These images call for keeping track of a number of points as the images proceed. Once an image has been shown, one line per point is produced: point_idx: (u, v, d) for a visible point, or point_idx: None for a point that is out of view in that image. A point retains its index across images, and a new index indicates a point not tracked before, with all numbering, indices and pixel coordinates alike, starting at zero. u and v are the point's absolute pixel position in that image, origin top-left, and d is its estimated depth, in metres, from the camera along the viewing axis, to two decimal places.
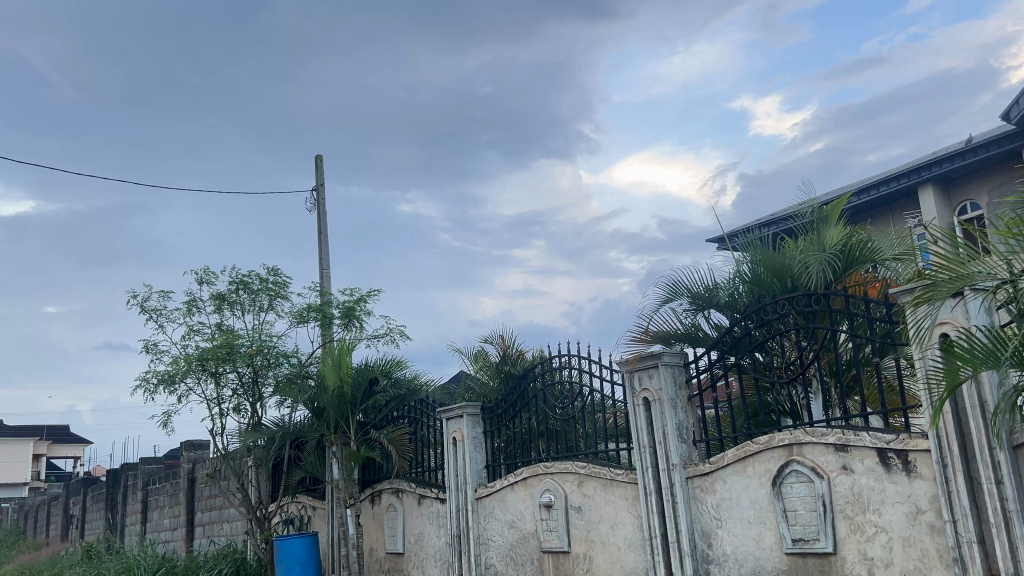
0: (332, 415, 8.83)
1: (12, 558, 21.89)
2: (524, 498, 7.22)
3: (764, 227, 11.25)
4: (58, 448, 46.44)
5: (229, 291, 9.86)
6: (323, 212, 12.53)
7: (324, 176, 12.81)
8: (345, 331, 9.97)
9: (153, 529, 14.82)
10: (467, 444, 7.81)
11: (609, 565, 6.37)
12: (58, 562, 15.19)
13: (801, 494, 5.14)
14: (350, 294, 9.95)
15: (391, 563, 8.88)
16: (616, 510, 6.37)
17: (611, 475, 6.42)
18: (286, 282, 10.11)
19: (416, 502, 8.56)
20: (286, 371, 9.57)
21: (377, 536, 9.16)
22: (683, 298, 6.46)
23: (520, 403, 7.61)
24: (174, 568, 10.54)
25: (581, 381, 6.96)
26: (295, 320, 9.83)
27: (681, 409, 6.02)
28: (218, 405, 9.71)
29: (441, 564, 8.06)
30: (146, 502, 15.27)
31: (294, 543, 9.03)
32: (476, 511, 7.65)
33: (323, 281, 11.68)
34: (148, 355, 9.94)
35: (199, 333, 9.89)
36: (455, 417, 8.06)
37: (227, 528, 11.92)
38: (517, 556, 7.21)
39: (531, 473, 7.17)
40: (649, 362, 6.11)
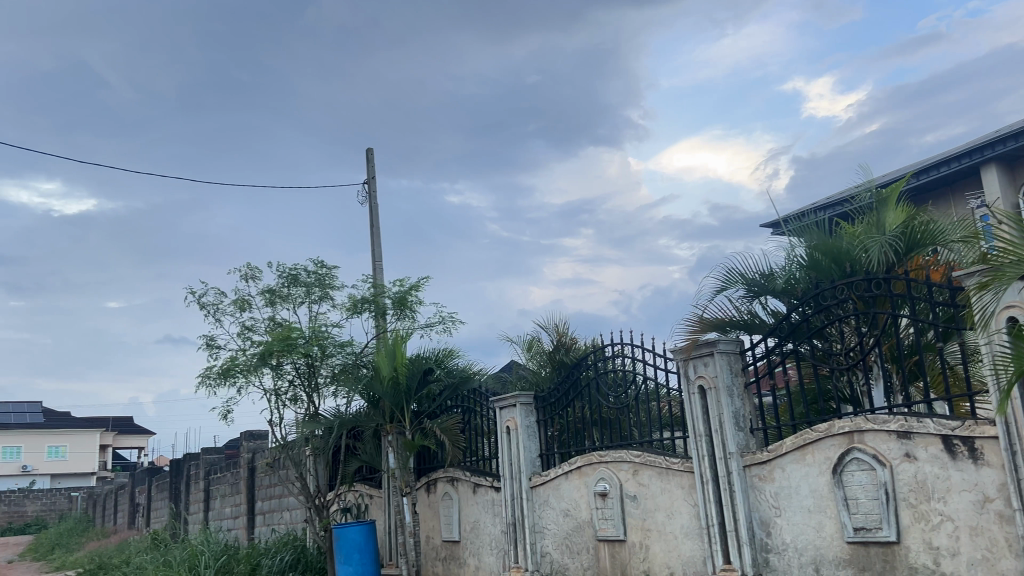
0: (387, 405, 8.95)
1: (80, 546, 22.63)
2: (579, 487, 7.22)
3: (820, 211, 11.04)
4: (123, 439, 47.81)
5: (281, 285, 10.03)
6: (375, 204, 12.66)
7: (375, 169, 12.94)
8: (398, 321, 10.07)
9: (215, 517, 15.18)
10: (521, 434, 7.83)
11: (666, 554, 6.33)
12: (126, 550, 15.66)
13: (863, 482, 5.05)
14: (401, 284, 10.02)
15: (447, 551, 8.97)
16: (672, 498, 6.33)
17: (667, 463, 6.38)
18: (336, 275, 10.23)
19: (471, 490, 8.62)
20: (341, 361, 9.70)
21: (433, 524, 9.25)
22: (738, 285, 6.36)
23: (573, 392, 7.59)
24: (237, 556, 10.78)
25: (635, 369, 6.91)
26: (348, 311, 9.95)
27: (737, 397, 5.95)
28: (276, 396, 9.89)
29: (497, 552, 8.11)
30: (208, 492, 15.65)
31: (352, 530, 9.17)
32: (531, 499, 7.67)
33: (375, 273, 11.81)
34: (207, 350, 10.17)
35: (254, 327, 10.07)
36: (508, 406, 8.08)
37: (288, 516, 12.14)
38: (572, 544, 7.21)
39: (585, 462, 7.17)
40: (704, 350, 6.06)
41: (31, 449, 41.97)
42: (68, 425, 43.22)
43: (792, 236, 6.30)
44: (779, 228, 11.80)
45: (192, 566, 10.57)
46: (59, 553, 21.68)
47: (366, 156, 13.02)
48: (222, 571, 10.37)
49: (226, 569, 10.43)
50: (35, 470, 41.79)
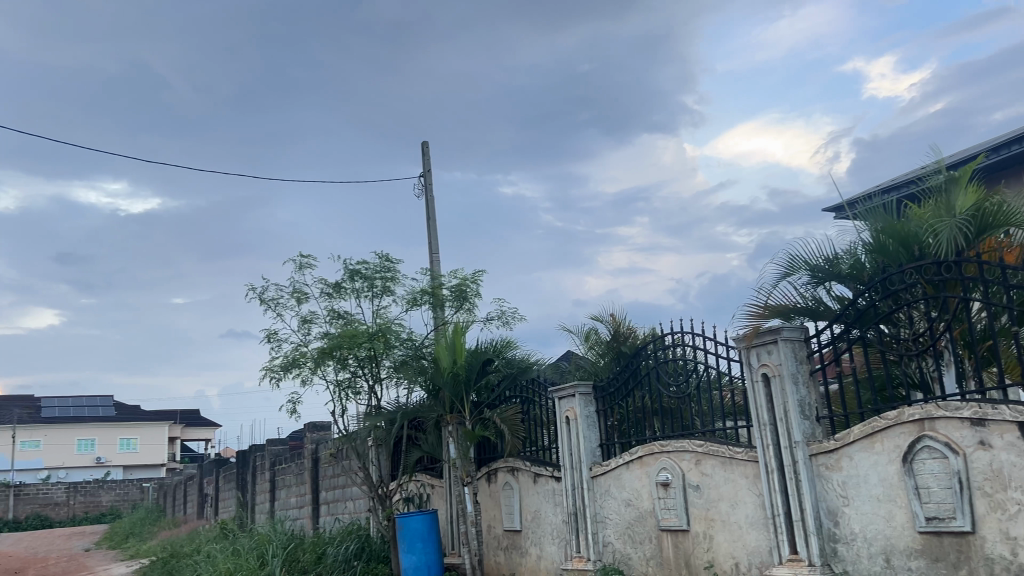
0: (447, 396, 9.02)
1: (154, 534, 23.36)
2: (640, 476, 7.18)
3: (886, 193, 10.78)
4: (191, 430, 49.10)
5: (343, 279, 10.18)
6: (431, 196, 12.75)
7: (431, 162, 13.02)
8: (457, 313, 10.13)
9: (281, 507, 15.51)
10: (581, 424, 7.81)
11: (731, 544, 6.26)
12: (196, 539, 16.10)
13: (935, 471, 4.92)
14: (459, 277, 10.07)
15: (509, 540, 9.01)
16: (736, 488, 6.26)
17: (731, 453, 6.31)
18: (397, 268, 10.32)
19: (532, 480, 8.64)
20: (402, 353, 9.80)
21: (495, 513, 9.29)
22: (802, 271, 6.24)
23: (633, 382, 7.53)
24: (303, 545, 11.01)
25: (696, 357, 6.83)
26: (408, 304, 10.05)
27: (803, 384, 5.85)
28: (339, 389, 10.05)
29: (559, 542, 8.11)
30: (274, 482, 15.98)
31: (415, 520, 9.27)
32: (592, 489, 7.66)
33: (433, 266, 11.89)
34: (270, 344, 10.37)
35: (315, 320, 10.24)
36: (567, 396, 8.06)
37: (351, 505, 12.33)
38: (635, 534, 7.18)
39: (646, 452, 7.12)
40: (767, 337, 5.96)
41: (104, 442, 43.36)
42: (139, 418, 44.57)
43: (857, 220, 6.16)
44: (843, 212, 11.55)
45: (260, 554, 10.84)
46: (134, 542, 22.42)
47: (421, 149, 13.11)
48: (289, 560, 10.59)
49: (293, 558, 10.65)
50: (109, 461, 43.21)
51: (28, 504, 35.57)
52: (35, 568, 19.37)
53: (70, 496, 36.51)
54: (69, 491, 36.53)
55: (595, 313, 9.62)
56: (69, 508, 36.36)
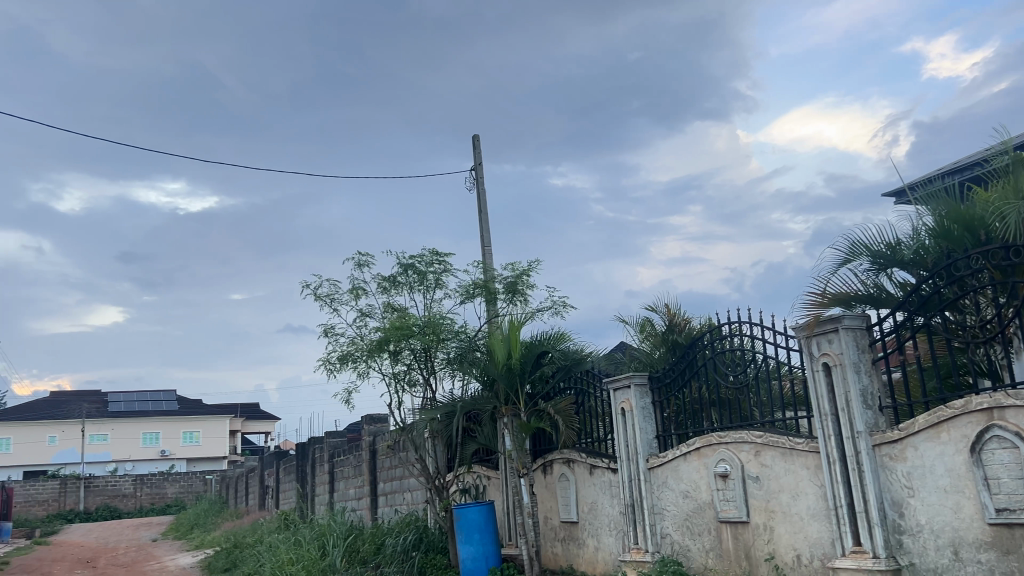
0: (502, 387, 9.06)
1: (218, 525, 23.92)
2: (698, 468, 7.12)
3: (948, 176, 10.50)
4: (251, 424, 50.07)
5: (397, 273, 10.28)
6: (483, 190, 12.79)
7: (481, 155, 13.05)
8: (510, 305, 10.15)
9: (340, 498, 15.75)
10: (637, 415, 7.77)
11: (793, 536, 6.18)
12: (258, 530, 16.43)
13: (1005, 461, 4.78)
14: (512, 269, 10.09)
15: (566, 532, 9.02)
16: (797, 479, 6.17)
17: (791, 443, 6.22)
18: (450, 262, 10.38)
19: (588, 472, 8.64)
20: (457, 346, 9.88)
21: (551, 504, 9.31)
22: (863, 257, 6.10)
23: (690, 372, 7.46)
24: (363, 535, 11.18)
25: (753, 347, 6.75)
26: (461, 298, 10.11)
27: (865, 373, 5.74)
28: (395, 381, 10.18)
29: (616, 533, 8.10)
30: (333, 473, 16.24)
31: (472, 511, 9.35)
32: (649, 481, 7.62)
33: (485, 259, 11.93)
34: (327, 338, 10.54)
35: (370, 314, 10.37)
36: (622, 387, 8.02)
37: (409, 497, 12.46)
38: (693, 525, 7.13)
39: (704, 443, 7.06)
40: (828, 326, 5.85)
41: (168, 435, 44.51)
42: (201, 412, 45.63)
43: (918, 204, 6.00)
44: (904, 196, 11.27)
45: (321, 545, 11.05)
46: (197, 533, 22.99)
47: (472, 142, 13.14)
48: (349, 550, 10.79)
49: (353, 548, 10.83)
50: (173, 454, 44.34)
51: (97, 495, 36.78)
52: (106, 558, 19.99)
53: (137, 488, 37.63)
54: (136, 483, 37.61)
55: (649, 304, 9.53)
56: (137, 499, 37.50)
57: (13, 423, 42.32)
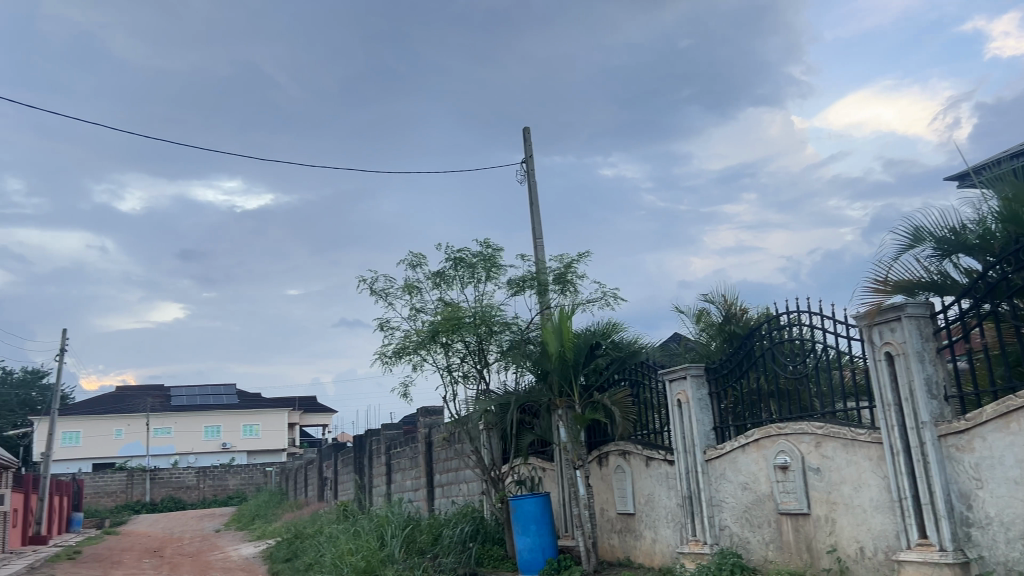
0: (556, 379, 9.07)
1: (279, 515, 24.43)
2: (757, 460, 7.04)
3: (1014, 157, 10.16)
4: (309, 417, 50.93)
5: (448, 268, 10.35)
6: (535, 182, 12.78)
7: (532, 147, 13.03)
8: (561, 297, 10.14)
9: (397, 489, 15.95)
10: (693, 407, 7.71)
11: (855, 528, 6.08)
12: (318, 520, 16.74)
13: None
14: (562, 260, 10.08)
15: (623, 524, 8.99)
16: (860, 470, 6.05)
17: (853, 434, 6.10)
18: (500, 254, 10.40)
19: (644, 464, 8.60)
20: (510, 338, 9.92)
21: (607, 496, 9.30)
22: (927, 243, 5.95)
23: (747, 363, 7.38)
24: (420, 526, 11.30)
25: (813, 337, 6.63)
26: (513, 290, 10.14)
27: (929, 362, 5.60)
28: (449, 374, 10.27)
29: (673, 525, 8.06)
30: (390, 465, 16.45)
31: (528, 503, 9.39)
32: (707, 473, 7.55)
33: (538, 251, 11.94)
34: (382, 332, 10.67)
35: (423, 309, 10.47)
36: (678, 379, 7.96)
37: (465, 488, 12.56)
38: (753, 517, 7.06)
39: (763, 434, 6.98)
40: (890, 314, 5.73)
41: (229, 428, 45.54)
42: (260, 406, 46.56)
43: (984, 188, 5.82)
44: (968, 180, 10.93)
45: (380, 535, 11.22)
46: (259, 523, 23.53)
47: (523, 134, 13.12)
48: (407, 540, 10.93)
49: (411, 539, 10.97)
50: (234, 446, 45.35)
51: (163, 487, 37.81)
52: (172, 547, 20.61)
53: (200, 480, 38.50)
54: (199, 475, 38.54)
55: (705, 294, 9.43)
56: (200, 491, 38.40)
57: (81, 416, 43.68)
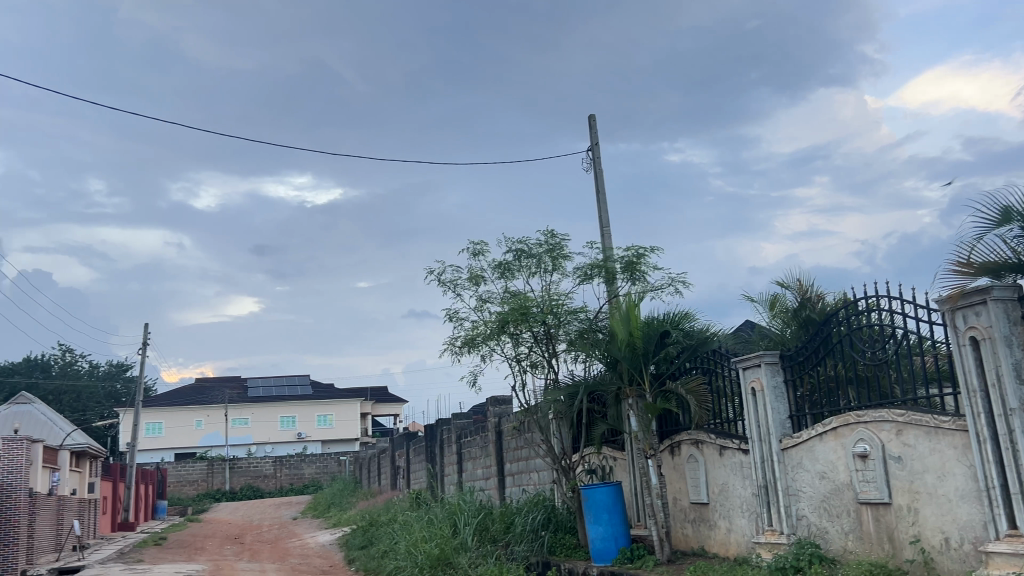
0: (626, 368, 9.02)
1: (354, 503, 24.91)
2: (835, 448, 6.88)
3: None
4: (381, 406, 51.76)
5: (512, 259, 10.37)
6: (601, 169, 12.70)
7: (598, 135, 12.94)
8: (630, 285, 10.07)
9: (468, 478, 16.09)
10: (768, 395, 7.57)
11: (940, 518, 5.90)
12: (391, 508, 17.02)
13: None
14: (630, 248, 9.99)
15: (697, 513, 8.90)
16: (944, 458, 5.87)
17: (937, 422, 5.92)
18: (565, 243, 10.36)
19: (717, 454, 8.49)
20: (578, 326, 9.89)
21: (680, 485, 9.21)
22: (1015, 223, 5.69)
23: (824, 350, 7.21)
24: (492, 514, 11.37)
25: (893, 323, 6.43)
26: (580, 279, 10.10)
27: (1018, 347, 5.39)
28: (517, 364, 10.32)
29: (749, 515, 7.95)
30: (461, 454, 16.61)
31: (600, 492, 9.37)
32: (783, 462, 7.41)
33: (605, 239, 11.87)
34: (450, 323, 10.76)
35: (489, 300, 10.52)
36: (752, 366, 7.82)
37: (536, 477, 12.60)
38: (831, 507, 6.91)
39: (841, 423, 6.81)
40: (975, 298, 5.52)
41: (303, 418, 46.58)
42: (333, 396, 47.47)
43: None
44: None
45: (453, 523, 11.35)
46: (335, 511, 24.01)
47: (589, 122, 13.04)
48: (480, 528, 11.04)
49: (483, 527, 11.08)
50: (309, 436, 46.36)
51: (242, 475, 38.91)
52: (252, 534, 21.24)
53: (276, 469, 39.42)
54: (276, 464, 39.44)
55: (780, 281, 9.26)
56: (277, 480, 39.27)
57: (163, 407, 45.25)
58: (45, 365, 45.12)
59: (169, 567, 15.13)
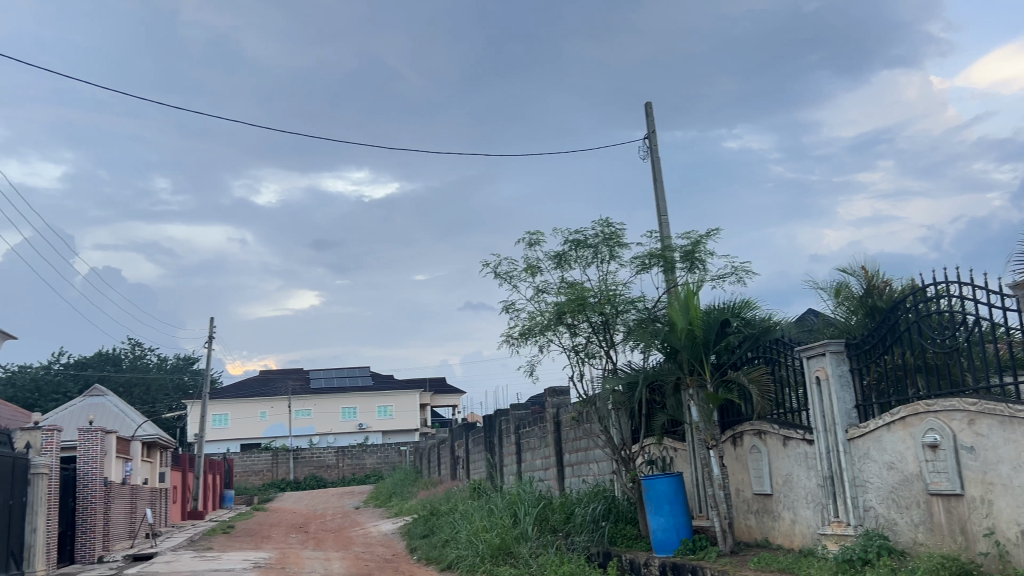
0: (686, 358, 8.95)
1: (415, 493, 25.20)
2: (904, 438, 6.72)
3: None
4: (441, 397, 52.20)
5: (569, 249, 10.35)
6: (658, 158, 12.57)
7: (655, 123, 12.81)
8: (688, 274, 9.97)
9: (527, 468, 16.16)
10: (833, 384, 7.42)
11: (1015, 510, 5.73)
12: (452, 498, 17.17)
13: None
14: (688, 237, 9.88)
15: (760, 504, 8.79)
16: (1019, 449, 5.69)
17: (1011, 411, 5.73)
18: (622, 232, 10.30)
19: (781, 444, 8.36)
20: (636, 316, 9.85)
21: (743, 476, 9.11)
22: None
23: (891, 338, 7.04)
24: (552, 504, 11.40)
25: (963, 309, 6.26)
26: (638, 268, 10.04)
27: None
28: (576, 354, 10.31)
29: (814, 506, 7.82)
30: (519, 444, 16.67)
31: (661, 482, 9.31)
32: (850, 452, 7.27)
33: (663, 228, 11.76)
34: (507, 314, 10.80)
35: (546, 290, 10.53)
36: (816, 355, 7.69)
37: (596, 468, 12.58)
38: (900, 498, 6.75)
39: (910, 412, 6.65)
40: None
41: (364, 409, 47.28)
42: (394, 387, 48.05)
43: None
44: None
45: (513, 513, 11.42)
46: (397, 501, 24.32)
47: (646, 110, 12.91)
48: (540, 518, 11.10)
49: (543, 517, 11.14)
50: (370, 427, 47.02)
51: (305, 465, 39.65)
52: (317, 523, 21.67)
53: (339, 459, 40.05)
54: (338, 454, 40.10)
55: (844, 267, 9.06)
56: (339, 470, 39.94)
57: (229, 399, 46.39)
58: (116, 358, 46.59)
59: (237, 555, 15.53)
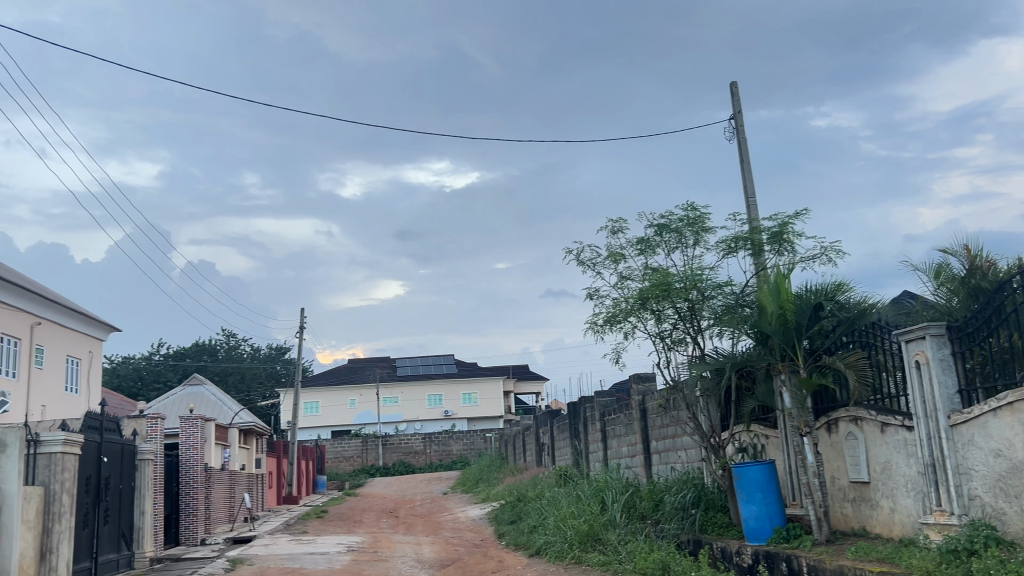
0: (777, 342, 8.78)
1: (502, 479, 25.43)
2: (1012, 425, 6.43)
3: None
4: (524, 384, 52.48)
5: (653, 234, 10.23)
6: (744, 138, 12.29)
7: (741, 103, 12.51)
8: (778, 257, 9.75)
9: (613, 455, 16.11)
10: (934, 368, 7.15)
11: None
12: (538, 484, 17.28)
13: None
14: (775, 219, 9.66)
15: (857, 492, 8.55)
16: None
17: None
18: (707, 216, 10.12)
19: (879, 430, 8.10)
20: (723, 302, 9.69)
21: (838, 464, 8.87)
22: None
23: (996, 320, 6.73)
24: (640, 491, 11.34)
25: None
26: (724, 252, 9.86)
27: None
28: (661, 340, 10.21)
29: (914, 494, 7.57)
30: (605, 431, 16.65)
31: (753, 470, 9.16)
32: (952, 439, 7.00)
33: (750, 210, 11.51)
34: (591, 301, 10.76)
35: (630, 277, 10.45)
36: (915, 339, 7.42)
37: (684, 455, 12.45)
38: (1009, 487, 6.46)
39: (1018, 397, 6.36)
40: None
41: (450, 396, 47.91)
42: (478, 374, 48.54)
43: None
44: None
45: (601, 500, 11.41)
46: (484, 486, 24.61)
47: (731, 90, 12.63)
48: (628, 506, 11.07)
49: (631, 504, 11.10)
50: (455, 414, 47.65)
51: (394, 452, 40.41)
52: (407, 508, 22.13)
53: (426, 445, 40.70)
54: (426, 441, 40.71)
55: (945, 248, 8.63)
56: (427, 455, 40.52)
57: (320, 387, 47.70)
58: (212, 349, 48.36)
59: (332, 538, 15.98)
